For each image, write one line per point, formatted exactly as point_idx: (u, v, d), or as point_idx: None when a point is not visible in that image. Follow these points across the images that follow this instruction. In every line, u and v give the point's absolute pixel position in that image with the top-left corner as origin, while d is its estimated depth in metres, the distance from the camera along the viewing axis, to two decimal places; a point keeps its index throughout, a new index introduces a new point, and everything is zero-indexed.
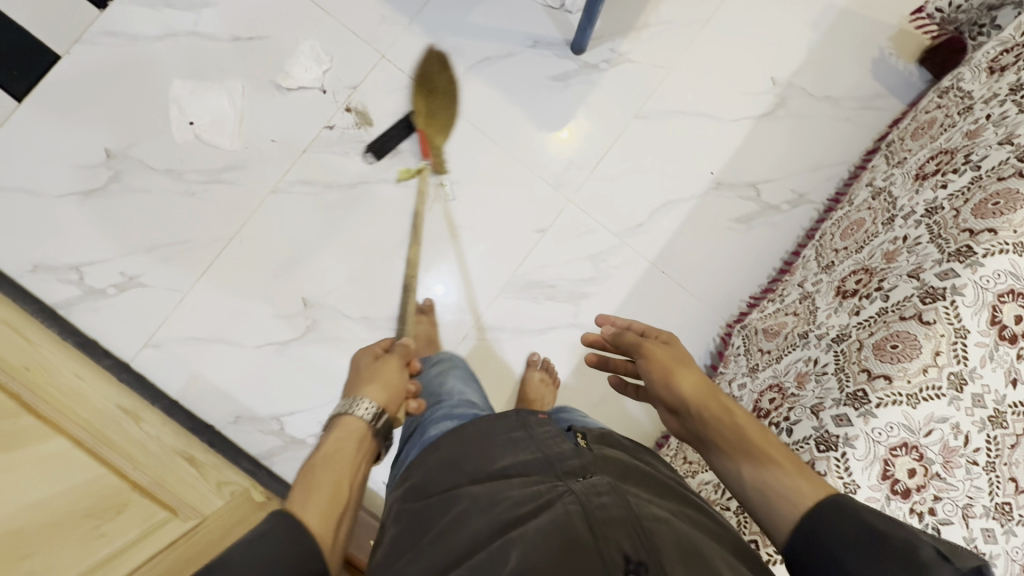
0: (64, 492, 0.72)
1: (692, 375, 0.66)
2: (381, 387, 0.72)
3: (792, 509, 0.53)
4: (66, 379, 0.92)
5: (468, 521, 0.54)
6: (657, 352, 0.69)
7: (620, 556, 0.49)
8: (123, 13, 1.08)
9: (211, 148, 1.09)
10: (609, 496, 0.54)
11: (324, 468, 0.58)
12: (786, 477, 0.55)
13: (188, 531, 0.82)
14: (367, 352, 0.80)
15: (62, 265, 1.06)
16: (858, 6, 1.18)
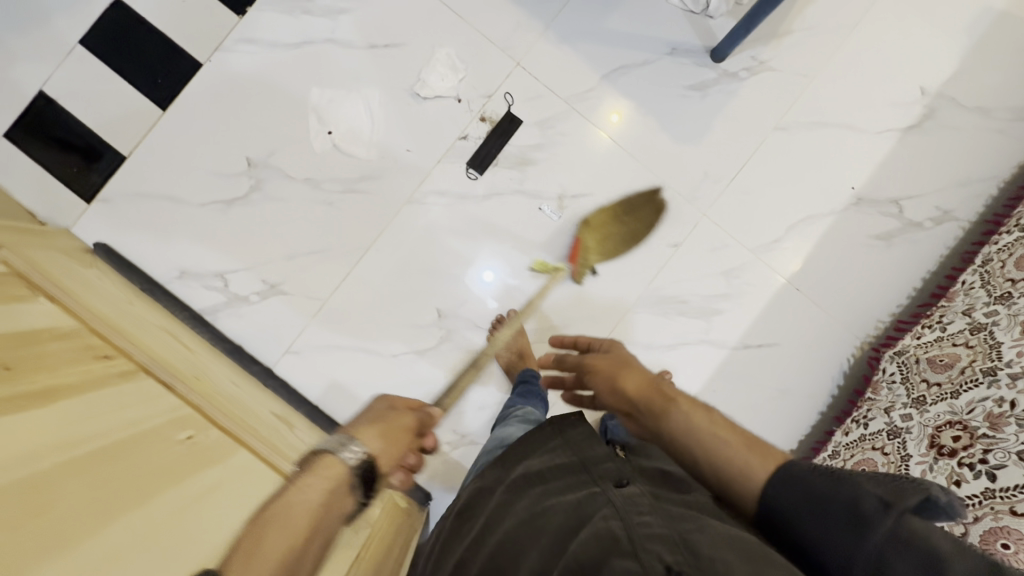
0: None
1: (637, 376, 0.74)
2: (379, 434, 0.70)
3: (751, 483, 0.58)
4: (229, 387, 0.95)
5: (512, 527, 0.62)
6: (598, 363, 0.80)
7: (660, 563, 0.52)
8: (262, 20, 1.08)
9: (347, 158, 1.09)
10: (652, 513, 0.59)
11: (286, 516, 0.55)
12: (736, 455, 0.60)
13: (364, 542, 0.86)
14: (382, 406, 0.76)
15: (207, 272, 1.08)
16: (1018, 9, 1.11)
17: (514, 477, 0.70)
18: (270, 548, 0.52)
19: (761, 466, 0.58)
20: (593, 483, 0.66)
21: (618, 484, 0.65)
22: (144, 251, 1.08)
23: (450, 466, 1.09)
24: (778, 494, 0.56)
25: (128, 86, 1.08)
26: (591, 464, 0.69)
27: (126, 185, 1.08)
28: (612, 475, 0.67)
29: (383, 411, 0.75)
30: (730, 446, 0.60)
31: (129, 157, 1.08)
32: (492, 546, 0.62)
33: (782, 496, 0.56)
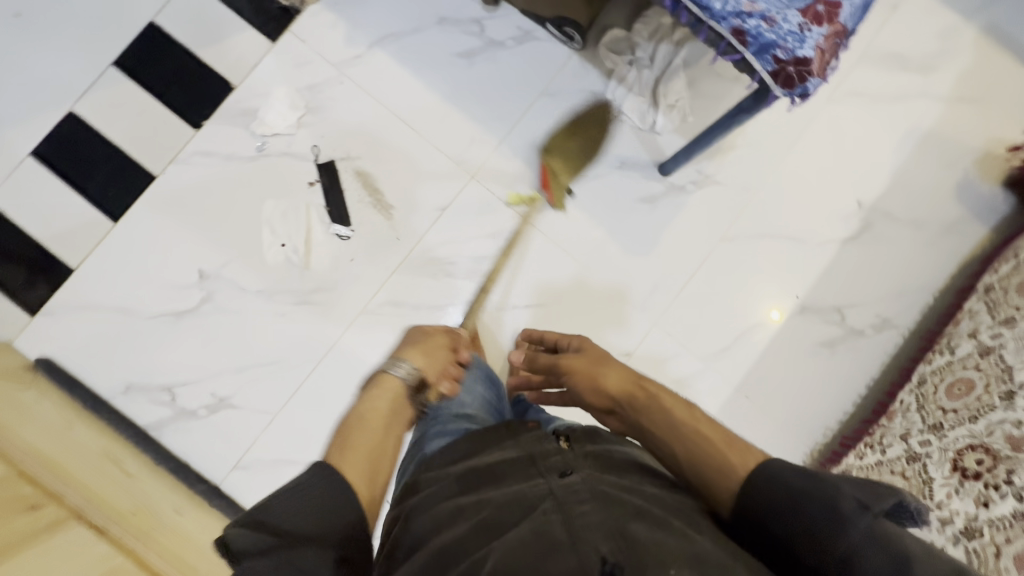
0: None
1: (616, 372, 0.76)
2: (422, 354, 0.78)
3: (725, 479, 0.59)
4: (170, 519, 0.93)
5: (453, 524, 0.56)
6: (578, 364, 0.80)
7: (597, 556, 0.48)
8: (218, 133, 1.09)
9: (301, 270, 1.09)
10: (592, 502, 0.55)
11: (358, 429, 0.62)
12: (714, 449, 0.61)
13: None
14: (414, 337, 0.84)
15: (154, 386, 1.06)
16: (942, 129, 1.19)
17: (459, 471, 0.64)
18: (358, 441, 0.60)
19: (738, 461, 0.59)
20: (536, 474, 0.60)
21: (561, 474, 0.59)
22: (89, 366, 1.05)
23: None
24: (759, 488, 0.56)
25: (79, 197, 1.07)
26: (538, 458, 0.64)
27: (73, 297, 1.06)
28: (558, 467, 0.61)
29: (415, 339, 0.83)
30: (708, 438, 0.62)
31: (76, 269, 1.07)
32: (430, 545, 0.54)
33: (762, 490, 0.56)
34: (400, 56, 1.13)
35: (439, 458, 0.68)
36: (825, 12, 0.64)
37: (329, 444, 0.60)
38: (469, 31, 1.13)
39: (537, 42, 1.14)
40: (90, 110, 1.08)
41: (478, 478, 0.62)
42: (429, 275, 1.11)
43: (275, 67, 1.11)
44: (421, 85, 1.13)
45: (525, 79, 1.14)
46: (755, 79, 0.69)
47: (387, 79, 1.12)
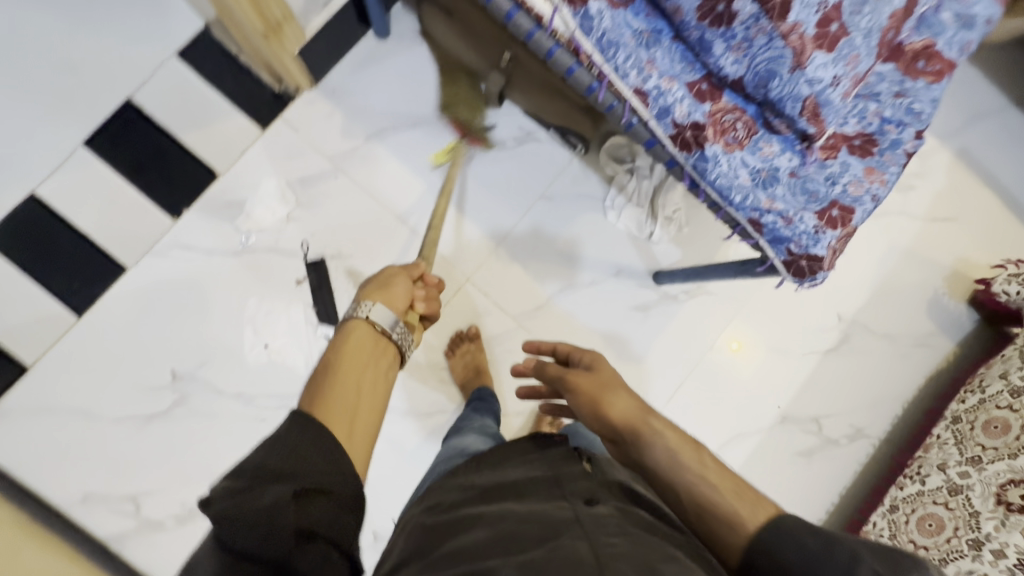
0: None
1: (624, 397, 0.63)
2: (385, 294, 0.62)
3: (733, 531, 0.53)
4: None
5: (474, 533, 0.50)
6: (582, 382, 0.66)
7: None
8: (198, 224, 1.03)
9: (285, 372, 1.04)
10: (622, 536, 0.47)
11: (342, 372, 0.51)
12: (726, 497, 0.54)
13: None
14: (369, 290, 0.63)
15: (117, 496, 0.99)
16: (917, 247, 1.25)
17: (487, 485, 0.60)
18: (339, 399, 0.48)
19: (750, 510, 0.53)
20: (562, 498, 0.54)
21: (588, 501, 0.53)
22: (44, 473, 0.97)
23: None
24: (771, 544, 0.51)
25: (38, 288, 0.98)
26: (564, 481, 0.58)
27: (27, 399, 0.98)
28: (586, 493, 0.54)
29: (369, 291, 0.63)
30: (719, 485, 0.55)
31: (32, 367, 0.98)
32: (448, 548, 0.49)
33: (774, 546, 0.51)
34: (398, 151, 1.09)
35: (467, 472, 0.65)
36: (840, 215, 0.65)
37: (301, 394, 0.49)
38: None
39: (538, 143, 1.13)
40: (54, 192, 0.99)
41: (506, 493, 0.58)
42: (420, 380, 1.08)
43: (264, 156, 1.05)
44: (418, 182, 1.09)
45: (525, 181, 1.12)
46: (766, 262, 0.69)
47: (383, 174, 1.08)
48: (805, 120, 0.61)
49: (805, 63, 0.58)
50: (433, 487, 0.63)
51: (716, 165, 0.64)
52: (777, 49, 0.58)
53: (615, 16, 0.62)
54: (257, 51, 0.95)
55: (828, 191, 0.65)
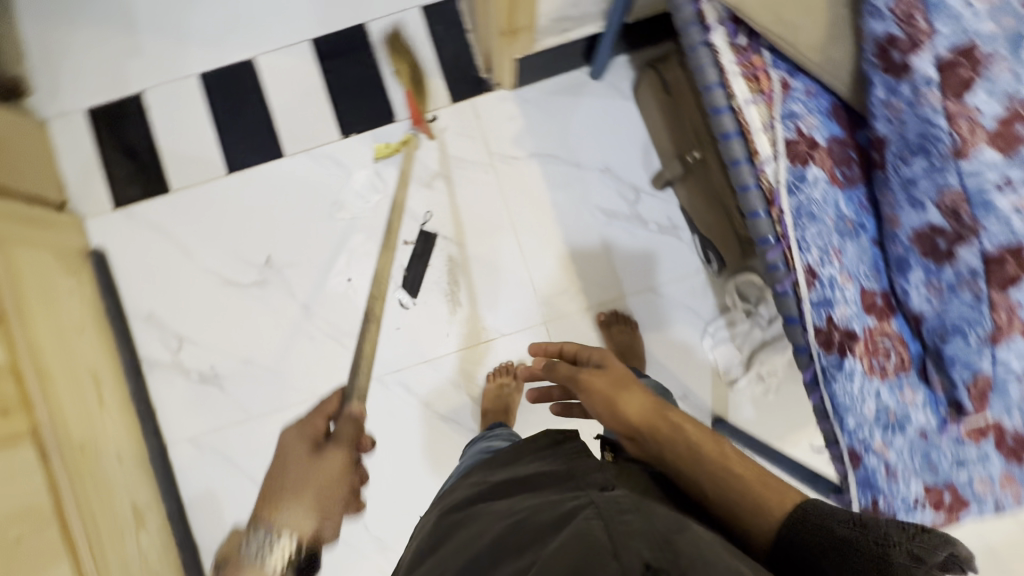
0: None
1: (638, 400, 0.66)
2: (312, 504, 0.66)
3: (761, 518, 0.54)
4: (109, 462, 0.95)
5: (491, 528, 0.53)
6: (597, 382, 0.69)
7: (638, 561, 0.42)
8: (356, 151, 1.11)
9: (350, 309, 1.09)
10: (634, 512, 0.48)
11: (294, 476, 0.68)
12: (745, 492, 0.56)
13: None
14: (295, 453, 0.70)
15: (169, 329, 1.09)
16: (1006, 553, 1.08)
17: (502, 480, 0.62)
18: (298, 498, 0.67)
19: (773, 498, 0.55)
20: (576, 488, 0.55)
21: (603, 487, 0.54)
22: (131, 278, 1.09)
23: None
24: (796, 531, 0.52)
25: (211, 133, 1.10)
26: (576, 473, 0.58)
27: (154, 214, 1.10)
28: (598, 482, 0.55)
29: (294, 446, 0.71)
30: (741, 476, 0.57)
31: (171, 191, 1.10)
32: (471, 544, 0.53)
33: (798, 534, 0.52)
34: (550, 179, 1.11)
35: (482, 471, 0.68)
36: (949, 501, 0.59)
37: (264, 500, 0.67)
38: (625, 194, 1.11)
39: (677, 240, 1.11)
40: (268, 67, 1.11)
41: (521, 487, 0.60)
42: (452, 383, 1.09)
43: (439, 125, 1.11)
44: (552, 213, 1.11)
45: (645, 267, 1.11)
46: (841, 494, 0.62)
47: (525, 192, 1.11)
48: (967, 394, 0.55)
49: (1001, 340, 0.54)
50: (452, 490, 0.68)
51: (848, 379, 0.59)
52: (980, 312, 0.54)
53: (828, 192, 0.61)
54: (486, 42, 1.01)
55: (949, 471, 0.59)
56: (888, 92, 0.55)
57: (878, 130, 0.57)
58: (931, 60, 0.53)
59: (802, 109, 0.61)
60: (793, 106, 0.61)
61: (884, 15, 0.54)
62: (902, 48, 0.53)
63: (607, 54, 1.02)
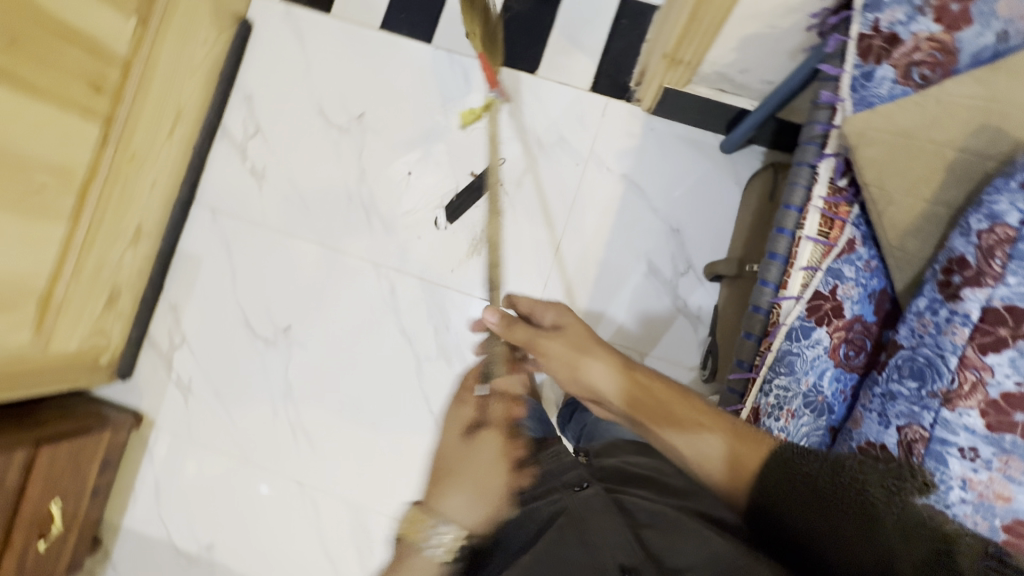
0: (18, 271, 0.87)
1: (606, 360, 0.68)
2: (474, 494, 0.56)
3: (723, 471, 0.57)
4: (144, 182, 1.07)
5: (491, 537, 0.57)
6: (551, 348, 0.70)
7: (614, 563, 0.49)
8: (486, 78, 1.16)
9: (393, 197, 1.16)
10: (603, 513, 0.55)
11: None
12: (713, 440, 0.59)
13: (41, 367, 0.98)
14: (450, 440, 0.65)
15: (255, 117, 1.19)
16: None
17: None
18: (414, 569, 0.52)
19: (744, 447, 0.58)
20: (556, 487, 0.61)
21: (577, 486, 0.61)
22: (255, 60, 1.20)
23: (158, 386, 1.16)
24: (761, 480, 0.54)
25: None
26: (551, 474, 0.64)
27: (303, 23, 1.19)
28: (575, 479, 0.64)
29: (451, 446, 0.64)
30: (710, 428, 0.59)
31: (328, 14, 1.19)
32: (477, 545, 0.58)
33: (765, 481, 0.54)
34: (624, 207, 1.12)
35: None
36: None
37: None
38: (676, 262, 1.11)
39: (692, 331, 1.10)
40: None
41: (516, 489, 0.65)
42: (428, 310, 1.14)
43: (566, 101, 1.14)
44: (604, 235, 1.12)
45: (648, 333, 1.10)
46: None
47: (596, 203, 1.13)
48: None
49: None
50: None
51: None
52: None
53: (822, 359, 0.65)
54: (650, 61, 1.02)
55: None
56: (930, 306, 0.60)
57: (901, 335, 0.62)
58: (982, 300, 0.57)
59: (851, 274, 0.65)
60: (845, 268, 0.65)
61: (970, 236, 0.58)
62: (963, 277, 0.58)
63: (744, 134, 1.01)
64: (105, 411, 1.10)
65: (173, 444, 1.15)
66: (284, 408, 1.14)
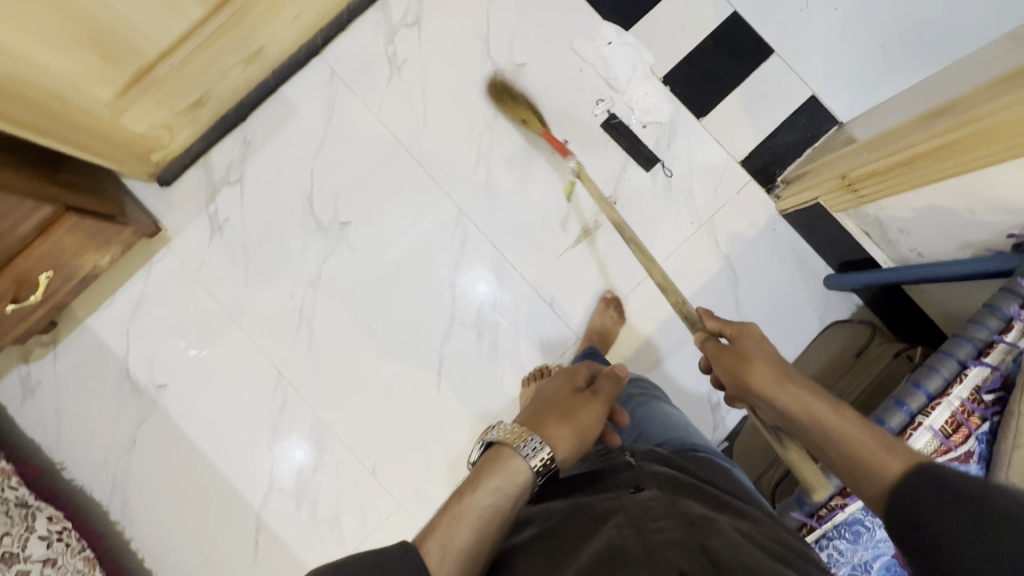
0: (137, 29, 0.78)
1: (762, 370, 0.66)
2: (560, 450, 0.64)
3: (881, 476, 0.54)
4: (292, 12, 0.99)
5: (542, 523, 0.59)
6: (609, 386, 0.73)
7: (677, 569, 0.47)
8: (656, 97, 1.11)
9: (511, 158, 1.11)
10: (666, 520, 0.54)
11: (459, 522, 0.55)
12: (867, 440, 0.57)
13: (104, 133, 0.89)
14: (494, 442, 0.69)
15: (421, 8, 1.11)
16: None
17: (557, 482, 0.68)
18: (469, 506, 0.56)
19: (896, 462, 0.54)
20: (608, 487, 0.62)
21: (636, 488, 0.60)
22: None
23: (192, 207, 1.08)
24: (908, 487, 0.51)
25: None
26: (610, 473, 0.65)
27: None
28: (633, 482, 0.62)
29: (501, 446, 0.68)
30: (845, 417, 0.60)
31: None
32: (529, 527, 0.59)
33: (910, 489, 0.51)
34: (713, 284, 1.11)
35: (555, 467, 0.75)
36: None
37: (441, 512, 0.56)
38: None
39: (709, 426, 1.09)
40: None
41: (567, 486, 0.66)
42: (486, 279, 1.10)
43: (714, 161, 1.12)
44: (681, 300, 1.10)
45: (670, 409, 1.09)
46: None
47: (690, 268, 1.11)
48: None
49: None
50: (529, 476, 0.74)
51: None
52: None
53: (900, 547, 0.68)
54: (814, 171, 1.00)
55: None
56: None
57: None
58: None
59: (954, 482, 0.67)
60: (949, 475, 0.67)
61: None
62: None
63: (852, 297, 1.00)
64: (130, 206, 1.02)
65: (177, 272, 1.08)
66: (303, 295, 1.08)
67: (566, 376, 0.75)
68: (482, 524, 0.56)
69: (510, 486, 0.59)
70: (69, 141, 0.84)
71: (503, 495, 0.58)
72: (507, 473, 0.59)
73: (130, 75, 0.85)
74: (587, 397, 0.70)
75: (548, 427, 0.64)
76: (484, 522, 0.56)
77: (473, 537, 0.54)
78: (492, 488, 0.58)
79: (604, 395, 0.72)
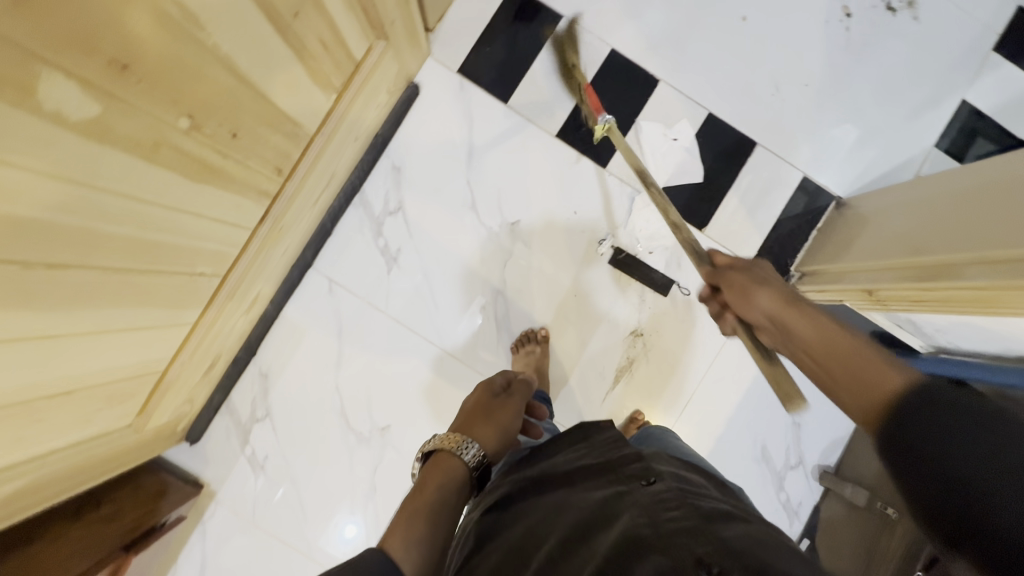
0: (143, 360, 0.76)
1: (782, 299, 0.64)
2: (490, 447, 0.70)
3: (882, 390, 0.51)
4: (278, 251, 0.96)
5: (541, 526, 0.54)
6: (521, 388, 0.83)
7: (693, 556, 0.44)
8: (654, 221, 1.10)
9: (529, 318, 1.10)
10: (680, 511, 0.50)
11: (407, 517, 0.58)
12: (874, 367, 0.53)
13: (131, 444, 0.87)
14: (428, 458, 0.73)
15: (399, 191, 1.09)
16: None
17: (543, 472, 0.64)
18: (415, 503, 0.60)
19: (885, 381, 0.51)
20: (618, 482, 0.57)
21: (647, 483, 0.56)
22: (414, 129, 1.09)
23: (228, 456, 1.06)
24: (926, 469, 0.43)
25: (575, 98, 1.10)
26: (615, 467, 0.60)
27: (476, 107, 1.09)
28: (643, 476, 0.57)
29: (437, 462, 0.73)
30: (838, 351, 0.57)
31: (505, 105, 1.10)
32: (526, 534, 0.54)
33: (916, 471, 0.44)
34: (754, 387, 1.12)
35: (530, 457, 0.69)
36: None
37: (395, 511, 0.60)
38: (790, 455, 1.12)
39: (786, 523, 1.11)
40: (662, 96, 1.11)
41: (557, 479, 0.62)
42: None
43: None
44: (728, 410, 1.11)
45: None
46: None
47: (728, 378, 1.11)
48: None
49: None
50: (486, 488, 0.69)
51: None
52: None
53: None
54: (830, 270, 1.01)
55: None
56: None
57: None
58: None
59: None
60: None
61: None
62: None
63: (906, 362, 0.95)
64: (170, 485, 1.00)
65: (231, 525, 1.06)
66: (362, 509, 1.07)
67: (483, 385, 0.83)
68: (435, 516, 0.59)
69: (451, 480, 0.64)
70: (92, 477, 0.81)
71: (447, 490, 0.63)
72: (447, 472, 0.64)
73: (146, 392, 0.82)
74: (505, 401, 0.78)
75: (475, 429, 0.71)
76: (436, 510, 0.60)
77: (430, 529, 0.58)
78: (436, 484, 0.63)
79: (518, 396, 0.80)
